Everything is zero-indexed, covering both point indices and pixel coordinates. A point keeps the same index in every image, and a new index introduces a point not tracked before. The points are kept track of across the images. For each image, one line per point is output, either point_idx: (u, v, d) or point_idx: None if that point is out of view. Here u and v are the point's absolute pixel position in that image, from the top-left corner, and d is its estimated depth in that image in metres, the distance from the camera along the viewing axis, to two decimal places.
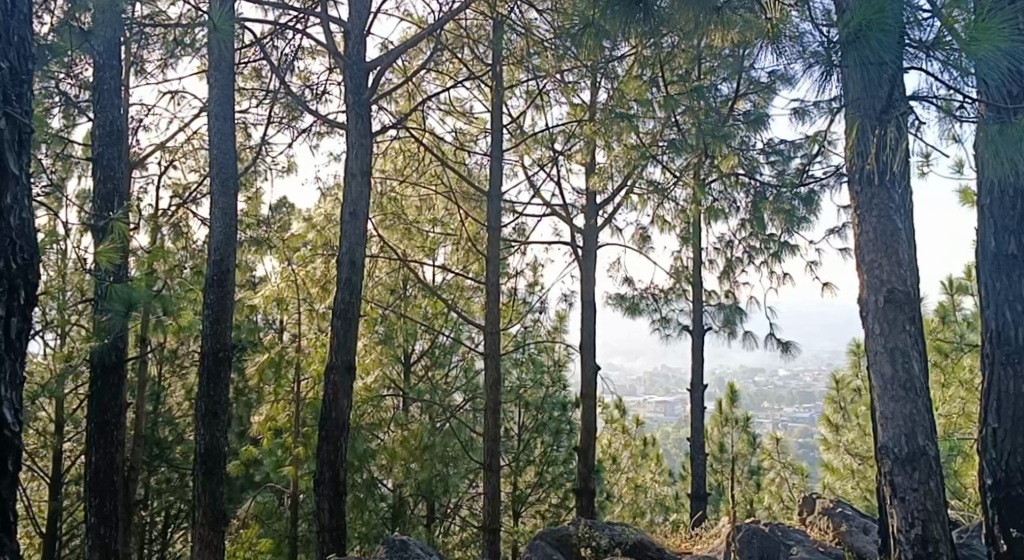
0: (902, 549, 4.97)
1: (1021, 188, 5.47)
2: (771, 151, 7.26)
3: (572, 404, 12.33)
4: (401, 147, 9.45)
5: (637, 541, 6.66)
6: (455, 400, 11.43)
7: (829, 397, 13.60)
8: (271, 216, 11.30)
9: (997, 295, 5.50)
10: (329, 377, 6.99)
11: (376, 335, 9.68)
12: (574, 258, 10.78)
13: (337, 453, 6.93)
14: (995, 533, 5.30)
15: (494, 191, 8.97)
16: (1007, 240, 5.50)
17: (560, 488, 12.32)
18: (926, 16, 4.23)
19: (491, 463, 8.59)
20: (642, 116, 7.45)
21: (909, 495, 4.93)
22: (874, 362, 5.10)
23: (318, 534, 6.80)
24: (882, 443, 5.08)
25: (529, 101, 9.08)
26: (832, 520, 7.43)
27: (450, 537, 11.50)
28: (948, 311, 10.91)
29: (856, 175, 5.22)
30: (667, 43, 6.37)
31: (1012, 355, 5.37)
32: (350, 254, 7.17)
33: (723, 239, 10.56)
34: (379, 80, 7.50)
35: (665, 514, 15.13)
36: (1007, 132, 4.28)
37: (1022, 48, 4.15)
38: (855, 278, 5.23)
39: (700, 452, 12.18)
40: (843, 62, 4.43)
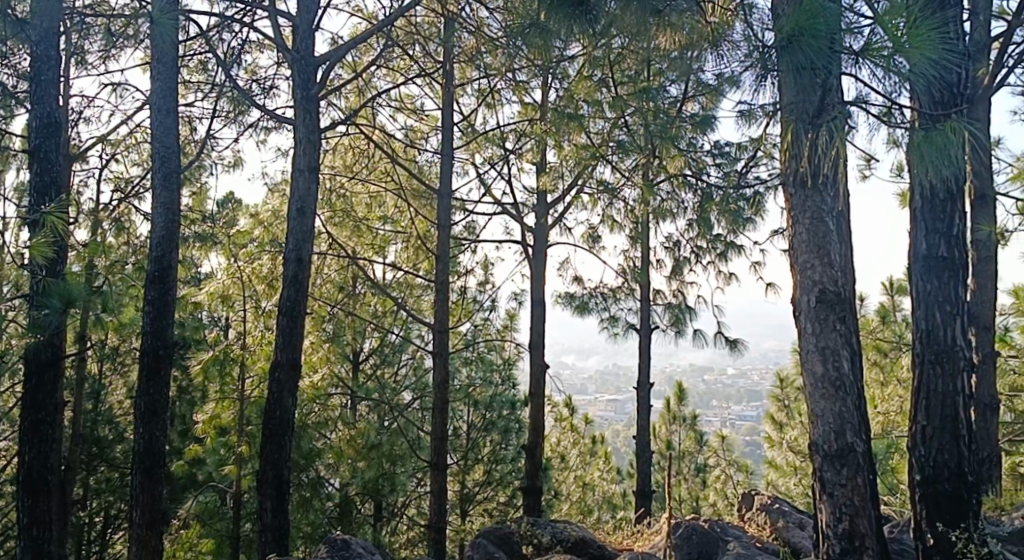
0: (830, 544, 5.13)
1: (952, 191, 5.69)
2: (717, 152, 7.45)
3: (521, 403, 12.30)
4: (350, 144, 9.34)
5: (579, 537, 6.69)
6: (404, 399, 11.38)
7: (774, 395, 13.95)
8: (216, 212, 11.04)
9: (927, 296, 5.70)
10: (273, 375, 6.89)
11: (324, 333, 9.62)
12: (524, 257, 10.85)
13: (281, 452, 6.82)
14: (922, 528, 5.51)
15: (445, 189, 8.90)
16: (937, 243, 5.71)
17: (507, 487, 12.31)
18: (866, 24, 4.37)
19: (437, 462, 8.55)
20: (591, 116, 7.60)
21: (837, 490, 5.10)
22: (806, 360, 5.26)
23: (261, 534, 6.71)
24: (813, 439, 5.24)
25: (480, 99, 9.10)
26: (769, 515, 7.57)
27: (396, 536, 11.36)
28: (888, 312, 11.28)
29: (791, 178, 5.39)
30: (617, 43, 6.50)
31: (940, 355, 5.59)
32: (297, 251, 7.08)
33: (671, 238, 10.71)
34: (329, 74, 7.39)
35: (612, 511, 15.31)
36: (932, 138, 4.44)
37: (949, 57, 4.33)
38: (789, 278, 5.39)
39: (646, 450, 12.36)
40: (779, 65, 4.57)
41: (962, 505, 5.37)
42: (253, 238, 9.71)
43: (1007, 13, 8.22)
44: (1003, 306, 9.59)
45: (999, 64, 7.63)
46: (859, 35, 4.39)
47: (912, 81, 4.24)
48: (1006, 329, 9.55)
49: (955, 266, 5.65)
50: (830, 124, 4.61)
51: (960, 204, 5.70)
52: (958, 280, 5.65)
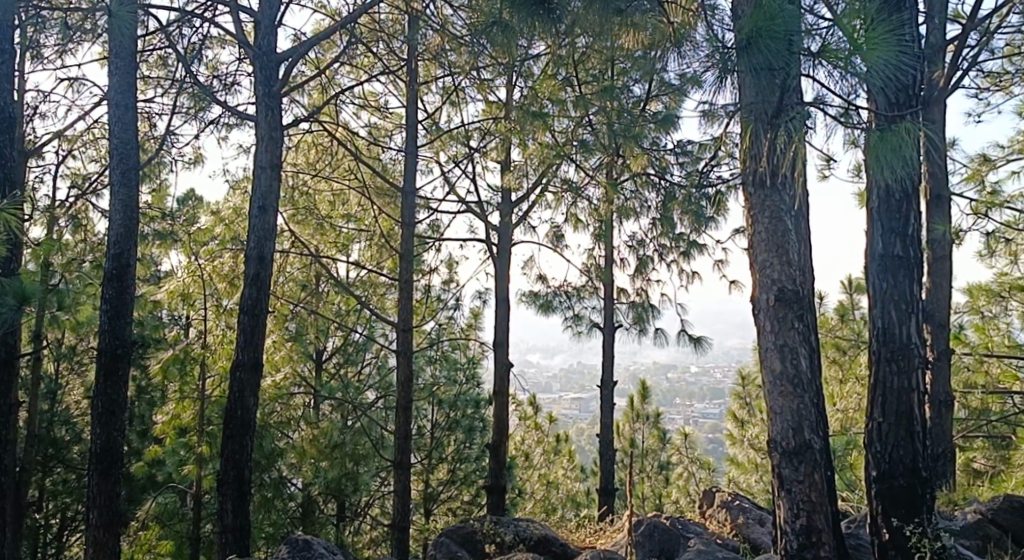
0: (788, 539, 5.23)
1: (907, 191, 5.83)
2: (681, 151, 7.54)
3: (485, 402, 12.29)
4: (313, 141, 9.19)
5: (541, 536, 6.72)
6: (368, 398, 11.33)
7: (735, 393, 14.27)
8: (177, 209, 10.86)
9: (884, 294, 5.83)
10: (234, 374, 6.81)
11: (286, 331, 9.56)
12: (488, 256, 10.86)
13: (242, 452, 6.75)
14: (878, 523, 5.65)
15: (409, 187, 8.83)
16: (893, 242, 5.85)
17: (471, 486, 12.31)
18: (824, 26, 4.46)
19: (401, 461, 8.52)
20: (556, 115, 7.57)
21: (795, 486, 5.20)
22: (765, 357, 5.35)
23: (221, 535, 6.63)
24: (772, 436, 5.34)
25: (445, 97, 9.09)
26: (729, 512, 7.67)
27: (360, 536, 11.30)
28: (847, 309, 11.51)
29: (750, 178, 5.48)
30: (581, 43, 6.56)
31: (896, 352, 5.72)
32: (259, 249, 7.00)
33: (635, 237, 10.80)
34: (291, 71, 7.31)
35: (576, 509, 15.37)
36: (887, 138, 4.55)
37: (905, 59, 4.43)
38: (749, 277, 5.47)
39: (609, 448, 12.45)
40: (739, 66, 4.64)
41: (916, 500, 5.51)
42: (214, 236, 9.58)
43: (961, 17, 8.46)
44: (956, 304, 9.87)
45: (953, 67, 7.91)
46: (816, 36, 4.48)
47: (868, 81, 4.34)
48: (960, 327, 9.88)
49: (910, 264, 5.79)
50: (788, 123, 4.70)
51: (915, 204, 5.84)
52: (913, 278, 5.79)
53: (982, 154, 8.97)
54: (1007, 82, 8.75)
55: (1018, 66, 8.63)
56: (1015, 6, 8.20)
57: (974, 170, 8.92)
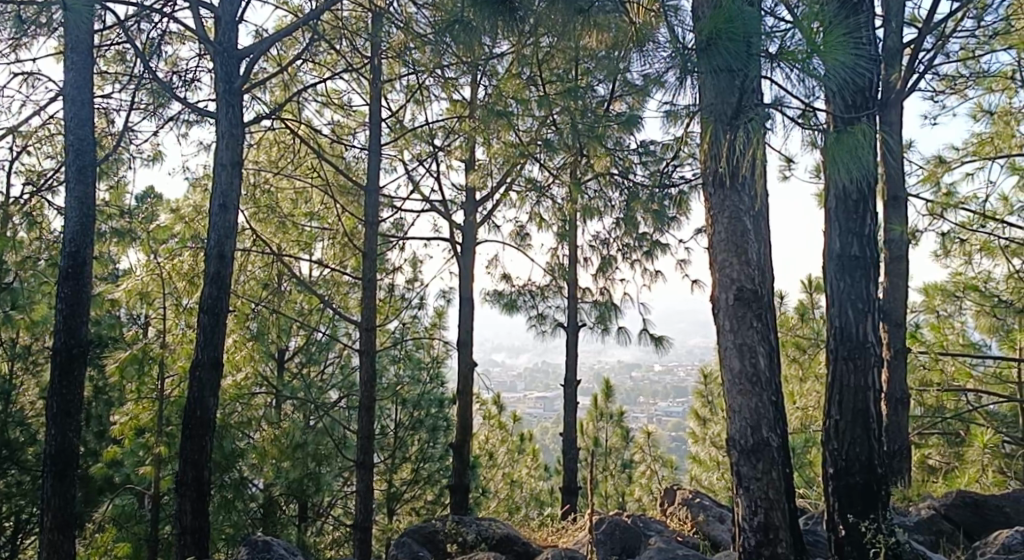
0: (746, 536, 5.32)
1: (864, 192, 5.96)
2: (643, 150, 7.63)
3: (449, 401, 12.26)
4: (276, 138, 9.19)
5: (503, 535, 6.72)
6: (331, 397, 11.26)
7: (698, 391, 14.44)
8: (135, 207, 10.66)
9: (841, 294, 5.95)
10: (193, 373, 6.71)
11: (247, 331, 9.28)
12: (453, 255, 10.85)
13: (201, 453, 6.65)
14: (834, 519, 5.77)
15: (372, 186, 8.75)
16: (850, 242, 5.98)
17: (435, 485, 12.26)
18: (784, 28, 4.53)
19: (363, 460, 8.45)
20: (520, 115, 7.54)
21: (752, 483, 5.29)
22: (724, 356, 5.45)
23: (179, 536, 6.53)
24: (731, 434, 5.43)
25: (409, 95, 9.06)
26: (690, 510, 7.77)
27: (322, 537, 11.20)
28: (807, 309, 11.72)
29: (710, 179, 5.56)
30: (546, 43, 6.58)
31: (852, 351, 5.85)
32: (219, 247, 6.91)
33: (598, 237, 10.88)
34: (252, 68, 7.22)
35: (539, 508, 15.39)
36: (844, 140, 4.65)
37: (861, 62, 4.52)
38: (708, 277, 5.56)
39: (573, 447, 12.51)
40: (698, 67, 4.71)
41: (872, 496, 5.63)
42: (173, 234, 9.44)
43: (917, 21, 8.66)
44: (913, 304, 10.17)
45: (909, 70, 8.09)
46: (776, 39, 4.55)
47: (825, 84, 4.42)
48: (916, 326, 10.03)
49: (866, 264, 5.93)
50: (747, 124, 4.79)
51: (871, 205, 5.98)
52: (869, 278, 5.92)
53: (937, 155, 9.20)
54: (961, 86, 8.98)
55: (972, 70, 8.86)
56: (969, 11, 8.42)
57: (930, 172, 9.15)
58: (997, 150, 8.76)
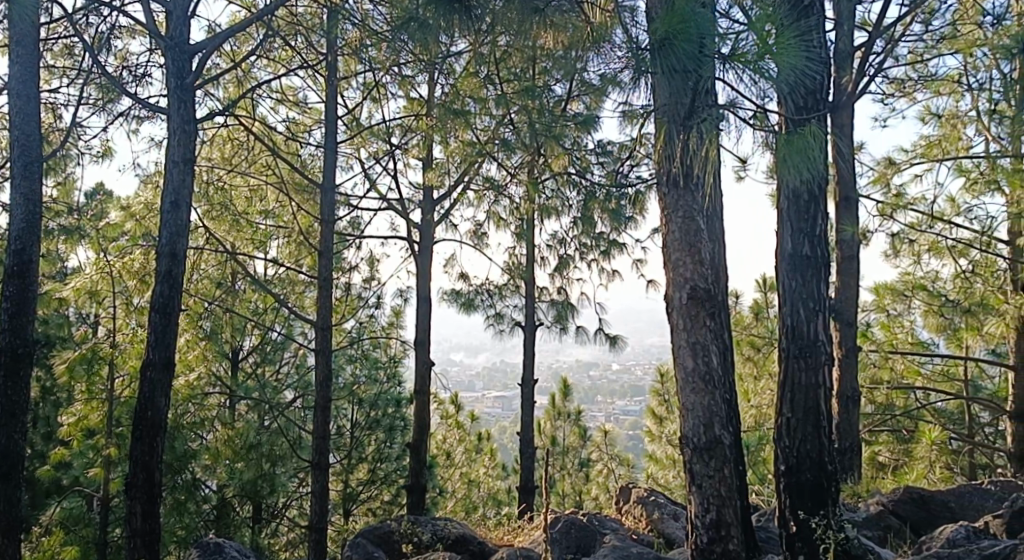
0: (698, 533, 5.42)
1: (815, 193, 6.09)
2: (601, 151, 7.81)
3: (406, 401, 12.20)
4: (228, 135, 8.98)
5: (458, 535, 6.71)
6: (286, 398, 11.15)
7: (655, 390, 14.62)
8: (84, 204, 10.43)
9: (793, 293, 6.08)
10: (144, 374, 6.58)
11: (200, 331, 9.36)
12: (410, 254, 10.81)
13: (152, 454, 6.54)
14: (785, 516, 5.88)
15: (328, 183, 8.64)
16: (802, 242, 6.11)
17: (392, 486, 12.18)
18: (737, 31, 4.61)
19: (318, 461, 8.36)
20: (478, 113, 7.64)
21: (705, 481, 5.39)
22: (678, 355, 5.54)
23: (129, 540, 6.40)
24: (684, 432, 5.52)
25: (366, 93, 9.01)
26: (645, 508, 7.85)
27: (276, 539, 11.05)
28: (761, 308, 11.94)
29: (664, 179, 5.64)
30: (503, 42, 6.62)
31: (803, 349, 5.99)
32: (171, 246, 6.78)
33: (556, 236, 10.94)
34: (205, 64, 7.10)
35: (496, 507, 15.40)
36: (795, 142, 4.76)
37: (812, 65, 4.62)
38: (663, 276, 5.64)
39: (530, 446, 12.55)
40: (652, 68, 4.78)
41: (822, 492, 5.77)
42: (124, 231, 9.25)
43: (868, 25, 8.89)
44: (865, 304, 10.44)
45: (860, 73, 8.32)
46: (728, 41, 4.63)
47: (776, 84, 4.51)
48: (868, 325, 10.30)
49: (817, 264, 6.06)
50: (701, 125, 4.86)
51: (821, 206, 6.11)
52: (820, 278, 6.06)
53: (887, 157, 9.46)
54: (910, 88, 9.25)
55: (920, 73, 9.13)
56: (916, 16, 8.67)
57: (881, 173, 9.41)
58: (944, 153, 9.05)
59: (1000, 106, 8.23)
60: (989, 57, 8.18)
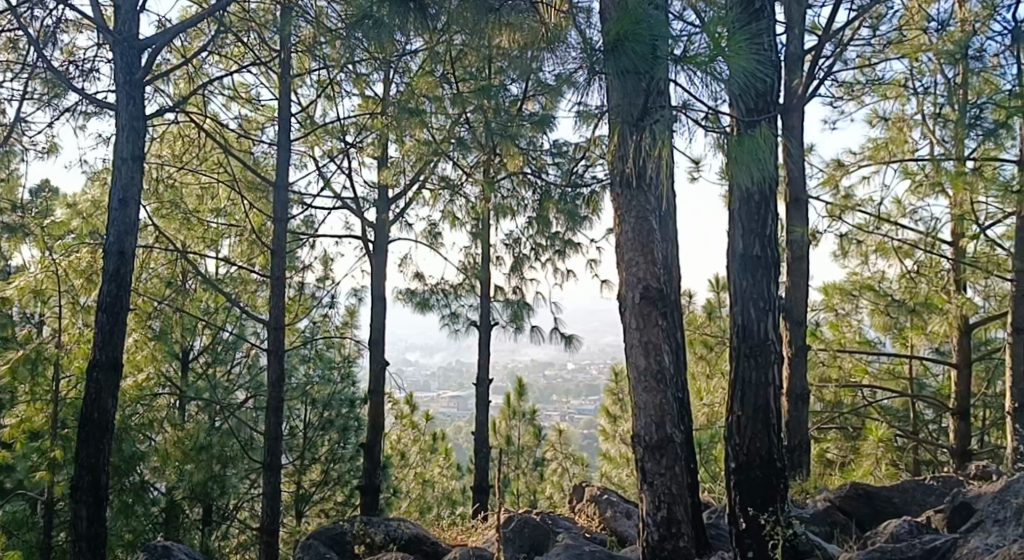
0: (649, 531, 5.50)
1: (765, 194, 6.23)
2: (557, 151, 7.92)
3: (360, 401, 12.12)
4: (179, 133, 8.76)
5: (412, 535, 6.72)
6: (238, 398, 11.00)
7: (609, 390, 14.79)
8: (28, 200, 10.13)
9: (744, 293, 6.21)
10: (90, 375, 6.44)
11: (148, 331, 9.16)
12: (364, 253, 10.74)
13: (99, 457, 6.40)
14: (735, 513, 5.99)
15: (282, 181, 8.53)
16: (752, 242, 6.25)
17: (345, 486, 12.07)
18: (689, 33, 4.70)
19: (271, 462, 8.26)
20: (433, 112, 7.65)
21: (656, 479, 5.48)
22: (630, 354, 5.62)
23: (74, 544, 6.26)
24: (636, 430, 5.60)
25: (320, 91, 8.93)
26: (598, 506, 7.94)
27: (227, 541, 10.88)
28: (714, 308, 12.16)
29: (618, 180, 5.73)
30: (458, 41, 6.64)
31: (754, 348, 6.12)
32: (119, 244, 6.64)
33: (511, 236, 10.99)
34: (155, 60, 6.97)
35: (450, 507, 15.36)
36: (746, 143, 4.86)
37: (762, 68, 4.72)
38: (616, 276, 5.72)
39: (484, 446, 12.57)
40: (606, 69, 4.86)
41: (771, 489, 5.90)
42: (71, 229, 9.02)
43: (817, 29, 9.12)
44: (814, 303, 10.72)
45: (810, 77, 8.54)
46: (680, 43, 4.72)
47: (727, 86, 4.58)
48: (817, 325, 10.72)
49: (767, 264, 6.21)
50: (654, 126, 4.93)
51: (772, 206, 6.26)
52: (769, 278, 6.20)
53: (836, 160, 9.72)
54: (858, 92, 9.51)
55: (868, 77, 9.39)
56: (864, 21, 8.92)
57: (829, 175, 9.65)
58: (891, 155, 9.33)
59: (944, 110, 8.51)
60: (934, 63, 8.42)
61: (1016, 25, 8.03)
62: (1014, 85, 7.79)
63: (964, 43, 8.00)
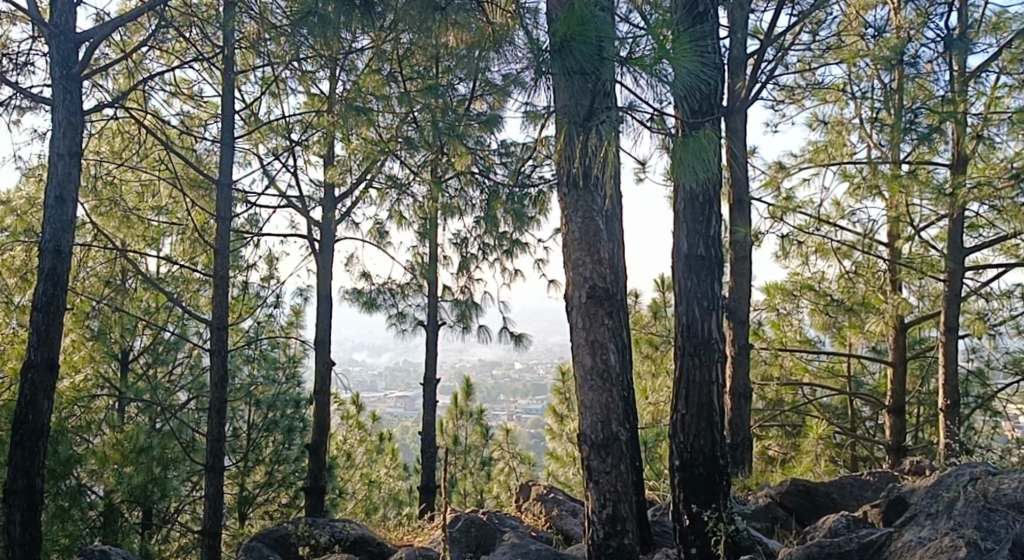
0: (595, 529, 5.59)
1: (708, 196, 6.38)
2: (504, 152, 7.97)
3: (306, 401, 11.99)
4: (118, 128, 8.54)
5: (358, 536, 6.69)
6: (179, 400, 10.78)
7: (556, 389, 14.94)
8: None
9: (688, 293, 6.35)
10: (24, 376, 6.26)
11: (87, 331, 9.43)
12: (310, 252, 10.63)
13: (33, 460, 6.22)
14: (679, 510, 6.12)
15: (226, 178, 8.36)
16: (697, 243, 6.39)
17: (290, 488, 11.90)
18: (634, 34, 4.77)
19: (213, 464, 8.10)
20: (380, 110, 7.64)
21: (602, 477, 5.57)
22: (577, 353, 5.71)
23: (6, 550, 6.06)
24: (582, 429, 5.69)
25: (264, 88, 8.81)
26: (544, 505, 8.02)
27: (167, 545, 10.65)
28: (659, 307, 12.36)
29: (564, 180, 5.80)
30: (405, 40, 6.63)
31: (698, 346, 6.26)
32: (55, 242, 6.46)
33: (459, 235, 11.01)
34: (93, 54, 6.81)
35: (397, 508, 15.29)
36: (690, 144, 4.96)
37: (706, 70, 4.79)
38: (563, 276, 5.79)
39: (431, 446, 12.56)
40: (552, 69, 4.92)
41: (714, 485, 6.05)
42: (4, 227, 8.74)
43: (759, 33, 9.36)
44: (757, 303, 11.02)
45: (752, 81, 8.77)
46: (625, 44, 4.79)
47: (673, 88, 4.65)
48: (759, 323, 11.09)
49: (711, 263, 6.35)
50: (601, 126, 4.99)
51: (716, 208, 6.41)
52: (713, 277, 6.35)
53: (778, 162, 9.98)
54: (799, 96, 9.80)
55: (808, 82, 9.69)
56: (804, 25, 9.20)
57: (771, 177, 9.92)
58: (830, 158, 9.62)
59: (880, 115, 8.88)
60: (871, 68, 8.75)
61: (949, 33, 8.43)
62: (946, 91, 8.29)
63: (900, 49, 8.22)
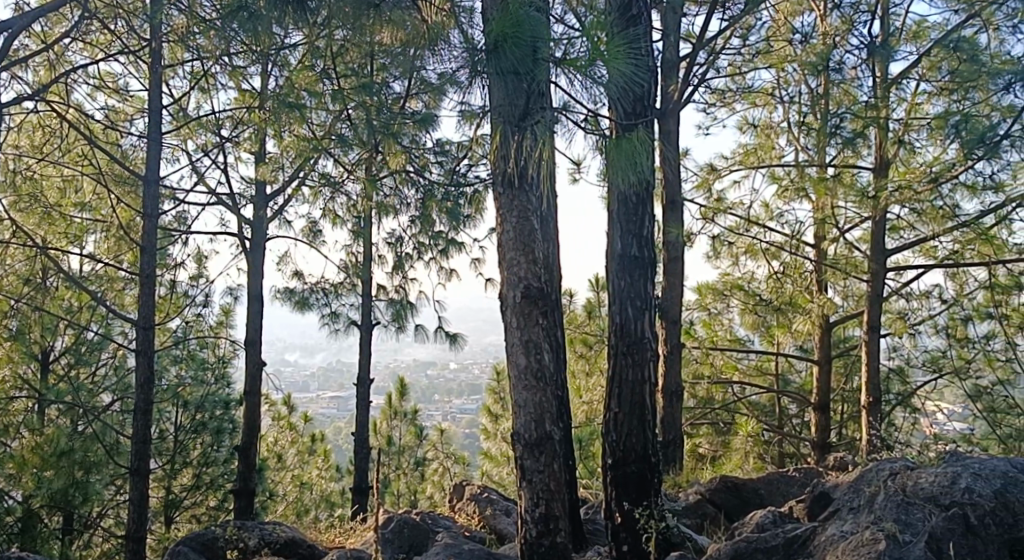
0: (528, 527, 5.66)
1: (642, 197, 6.53)
2: (439, 151, 8.01)
3: (235, 402, 11.77)
4: (38, 122, 8.25)
5: (288, 538, 6.63)
6: (101, 402, 10.46)
7: (490, 389, 15.03)
8: None
9: (622, 293, 6.49)
10: None
11: (6, 329, 9.02)
12: (241, 250, 10.44)
13: None
14: (612, 507, 6.25)
15: (153, 174, 8.07)
16: (630, 243, 6.53)
17: (218, 491, 11.63)
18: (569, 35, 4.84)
19: (138, 467, 7.88)
20: (313, 107, 7.60)
21: (536, 476, 5.65)
22: (511, 353, 5.78)
23: None
24: (516, 429, 5.76)
25: (193, 82, 8.63)
26: (478, 504, 8.07)
27: (88, 551, 10.32)
28: (594, 307, 12.53)
29: (500, 180, 5.86)
30: (339, 37, 6.59)
31: (631, 345, 6.40)
32: None
33: (393, 234, 10.97)
34: (12, 45, 6.54)
35: (329, 510, 15.14)
36: (621, 145, 5.06)
37: (638, 72, 4.88)
38: (498, 275, 5.85)
39: (364, 446, 12.48)
40: (488, 68, 4.96)
41: (645, 484, 6.21)
42: None
43: (691, 37, 9.61)
44: (689, 303, 11.29)
45: (684, 84, 8.99)
46: (560, 45, 4.85)
47: (606, 90, 4.73)
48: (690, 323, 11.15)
49: (645, 263, 6.50)
50: (535, 126, 5.06)
51: (649, 209, 6.56)
52: (646, 277, 6.49)
53: (709, 164, 10.27)
54: (729, 99, 10.09)
55: (738, 85, 9.99)
56: (735, 30, 9.48)
57: (703, 178, 10.21)
58: (760, 160, 9.94)
59: (807, 119, 9.23)
60: (798, 72, 9.15)
61: (871, 40, 8.81)
62: (869, 97, 8.66)
63: (826, 55, 8.61)
